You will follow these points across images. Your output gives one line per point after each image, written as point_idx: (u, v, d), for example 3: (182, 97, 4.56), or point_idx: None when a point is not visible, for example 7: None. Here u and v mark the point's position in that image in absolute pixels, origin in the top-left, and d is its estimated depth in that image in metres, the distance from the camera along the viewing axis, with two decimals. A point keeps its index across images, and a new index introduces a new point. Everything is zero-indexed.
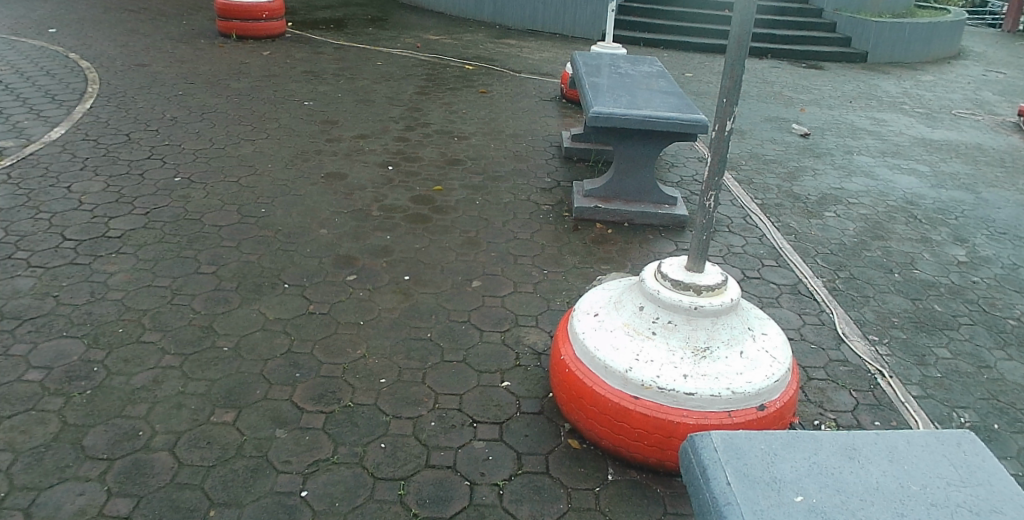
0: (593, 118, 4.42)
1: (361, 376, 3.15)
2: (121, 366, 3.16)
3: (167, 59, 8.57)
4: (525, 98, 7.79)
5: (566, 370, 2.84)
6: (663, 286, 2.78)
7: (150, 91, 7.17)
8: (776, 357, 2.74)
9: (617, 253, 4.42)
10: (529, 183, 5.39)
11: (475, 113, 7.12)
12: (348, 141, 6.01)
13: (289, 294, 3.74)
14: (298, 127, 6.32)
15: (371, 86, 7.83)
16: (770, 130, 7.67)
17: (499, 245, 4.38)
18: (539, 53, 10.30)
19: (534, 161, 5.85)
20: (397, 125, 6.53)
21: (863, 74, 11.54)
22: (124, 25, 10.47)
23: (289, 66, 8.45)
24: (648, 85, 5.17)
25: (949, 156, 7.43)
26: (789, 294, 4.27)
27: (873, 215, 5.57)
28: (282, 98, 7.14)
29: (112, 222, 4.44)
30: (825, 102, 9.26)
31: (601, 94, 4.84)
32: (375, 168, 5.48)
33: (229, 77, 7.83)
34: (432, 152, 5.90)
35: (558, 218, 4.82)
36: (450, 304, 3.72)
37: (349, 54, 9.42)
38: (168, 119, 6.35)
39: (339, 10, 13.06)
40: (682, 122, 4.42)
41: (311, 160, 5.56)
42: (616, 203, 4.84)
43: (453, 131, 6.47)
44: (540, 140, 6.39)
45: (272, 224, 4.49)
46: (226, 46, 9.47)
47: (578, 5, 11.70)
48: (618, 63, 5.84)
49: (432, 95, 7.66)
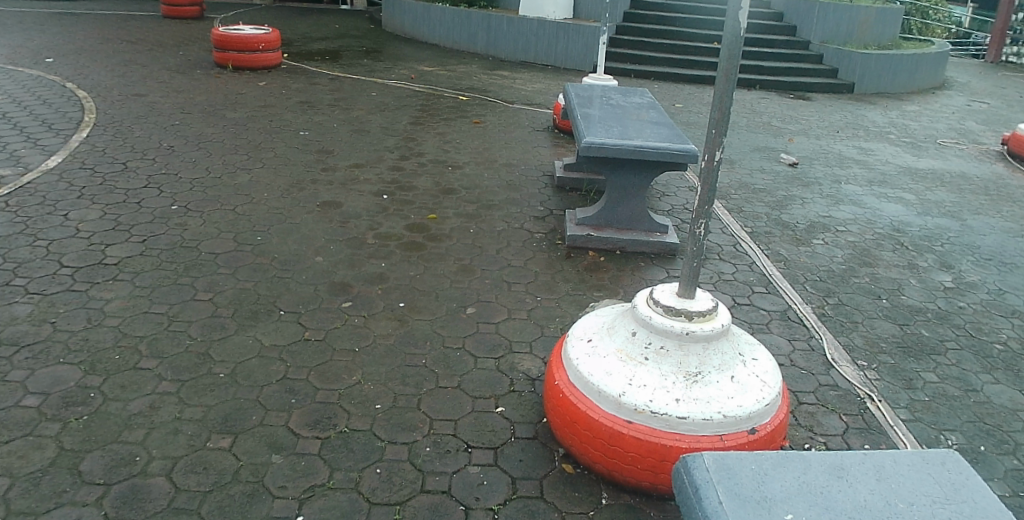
0: (585, 148, 4.51)
1: (356, 402, 3.17)
2: (117, 392, 3.17)
3: (164, 89, 8.67)
4: (518, 129, 7.92)
5: (560, 395, 2.87)
6: (654, 312, 2.83)
7: (147, 120, 7.25)
8: (766, 381, 2.79)
9: (610, 280, 4.48)
10: (523, 211, 5.47)
11: (470, 143, 7.23)
12: (343, 171, 6.08)
13: (285, 321, 3.78)
14: (294, 156, 6.40)
15: (366, 116, 7.94)
16: (759, 159, 7.80)
17: (494, 272, 4.43)
18: (531, 85, 10.49)
19: (527, 190, 5.93)
20: (393, 155, 6.63)
21: (850, 105, 11.78)
22: (121, 56, 10.59)
23: (286, 97, 8.56)
24: (640, 116, 5.29)
25: (934, 184, 7.59)
26: (779, 321, 4.33)
27: (860, 243, 5.67)
28: (278, 128, 7.23)
29: (109, 249, 4.47)
30: (813, 132, 9.44)
31: (593, 125, 4.94)
32: (370, 197, 5.54)
33: (226, 107, 7.93)
34: (427, 181, 5.98)
35: (551, 246, 4.88)
36: (445, 330, 3.76)
37: (344, 85, 9.56)
38: (165, 148, 6.42)
39: (335, 42, 13.27)
40: (672, 152, 4.52)
41: (307, 189, 5.62)
42: (608, 231, 4.91)
43: (447, 161, 6.57)
44: (533, 170, 6.48)
45: (268, 252, 4.54)
46: (222, 76, 9.60)
47: (570, 37, 11.93)
48: (609, 95, 5.96)
49: (427, 125, 7.78)
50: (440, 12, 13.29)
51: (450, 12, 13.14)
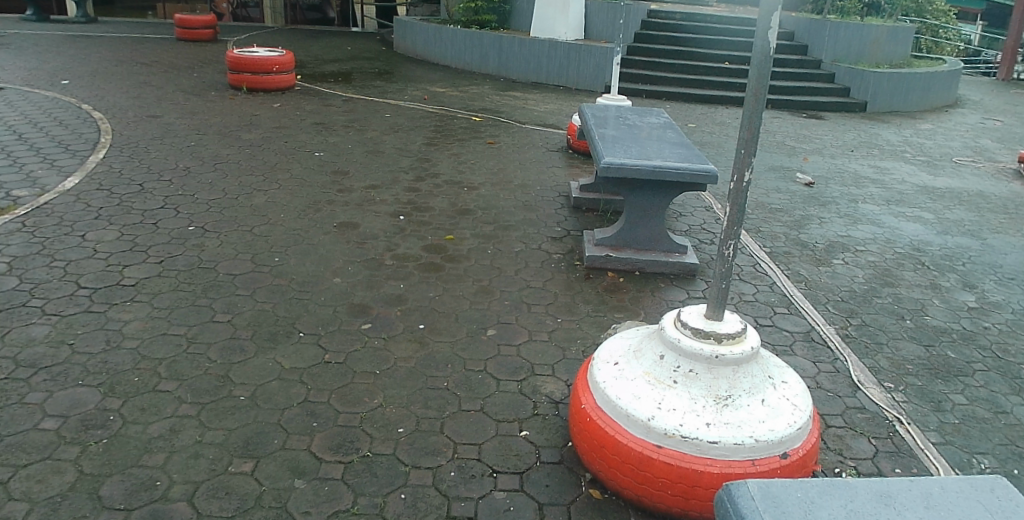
0: (605, 168, 4.51)
1: (378, 425, 3.12)
2: (137, 415, 3.15)
3: (179, 110, 8.74)
4: (532, 150, 7.93)
5: (587, 418, 2.82)
6: (683, 334, 2.79)
7: (162, 141, 7.31)
8: (797, 404, 2.73)
9: (630, 301, 4.44)
10: (540, 232, 5.45)
11: (484, 164, 7.23)
12: (359, 192, 6.08)
13: (305, 343, 3.74)
14: (309, 177, 6.41)
15: (380, 137, 7.97)
16: (775, 179, 7.74)
17: (512, 293, 4.39)
18: (544, 106, 10.53)
19: (543, 211, 5.92)
20: (408, 176, 6.62)
21: (863, 124, 11.76)
22: (135, 78, 10.71)
23: (299, 118, 8.60)
24: (657, 136, 5.30)
25: (953, 203, 7.52)
26: (803, 342, 4.25)
27: (881, 262, 5.61)
28: (293, 149, 7.26)
29: (126, 270, 4.47)
30: (827, 151, 9.40)
31: (611, 146, 4.94)
32: (387, 218, 5.53)
33: (240, 128, 7.99)
34: (443, 202, 5.98)
35: (570, 267, 4.84)
36: (466, 353, 3.71)
37: (357, 106, 9.61)
38: (181, 170, 6.44)
39: (347, 63, 13.39)
40: (692, 173, 4.51)
41: (323, 210, 5.62)
42: (627, 251, 4.87)
43: (462, 182, 6.56)
44: (549, 190, 6.47)
45: (285, 273, 4.52)
46: (236, 97, 9.69)
47: (582, 58, 11.98)
48: (625, 115, 5.95)
49: (441, 146, 7.80)
50: (451, 34, 13.40)
51: (461, 34, 13.25)
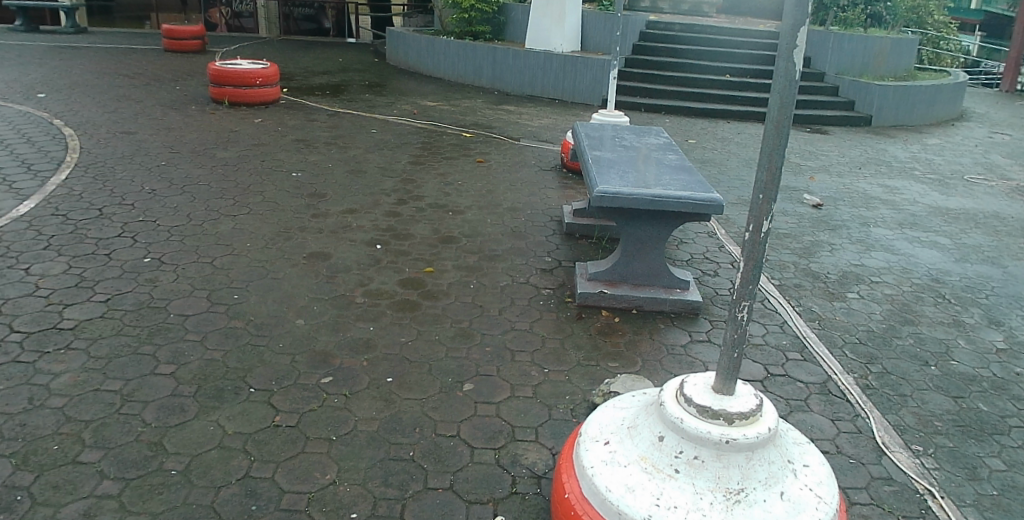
0: (598, 198, 4.08)
1: (328, 509, 2.67)
2: (49, 494, 2.70)
3: (154, 126, 8.33)
4: (524, 169, 7.50)
5: (571, 510, 2.37)
6: (687, 412, 2.34)
7: (131, 160, 6.88)
8: (822, 497, 2.28)
9: (625, 346, 3.98)
10: (529, 263, 5.00)
11: (472, 185, 6.80)
12: (335, 217, 5.64)
13: (254, 402, 3.29)
14: (283, 200, 5.96)
15: (364, 155, 7.54)
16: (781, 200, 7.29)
17: (495, 337, 3.93)
18: (538, 121, 10.12)
19: (534, 238, 5.47)
20: (389, 198, 6.19)
21: (869, 139, 11.34)
22: (115, 91, 10.30)
23: (280, 135, 8.18)
24: (655, 158, 4.87)
25: (969, 226, 7.07)
26: (819, 395, 3.80)
27: (898, 296, 5.16)
28: (269, 168, 6.83)
29: (67, 310, 4.02)
30: (834, 169, 8.97)
31: (606, 170, 4.50)
32: (362, 247, 5.09)
33: (217, 145, 7.57)
34: (425, 228, 5.54)
35: (560, 305, 4.39)
36: (437, 413, 3.26)
37: (343, 121, 9.19)
38: (146, 192, 6.00)
39: (337, 75, 13.00)
40: (695, 203, 4.08)
41: (293, 238, 5.18)
42: (623, 287, 4.42)
43: (447, 205, 6.12)
44: (540, 215, 6.04)
45: (243, 313, 4.07)
46: (217, 112, 9.28)
47: (578, 71, 11.58)
48: (622, 134, 5.51)
49: (427, 165, 7.37)
50: (445, 46, 13.01)
51: (455, 45, 12.86)
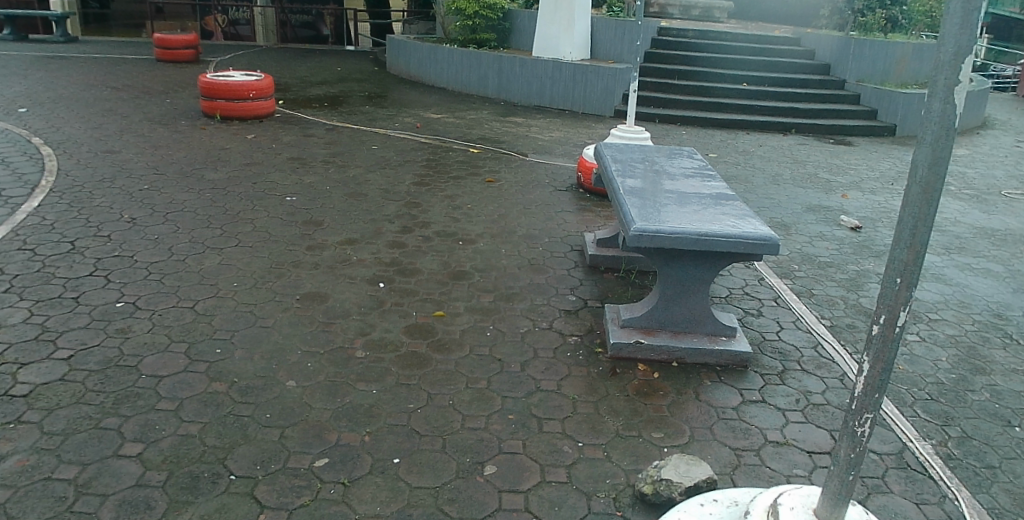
0: (636, 237, 3.54)
1: None
2: None
3: (141, 144, 7.81)
4: (537, 190, 6.97)
5: None
6: None
7: (112, 183, 6.36)
8: None
9: (669, 409, 3.42)
10: (550, 303, 4.46)
11: (483, 208, 6.28)
12: (333, 249, 5.11)
13: (235, 493, 2.74)
14: (276, 230, 5.43)
15: (365, 176, 7.03)
16: (815, 221, 6.75)
17: (517, 401, 3.39)
18: (548, 134, 9.60)
19: (553, 272, 4.94)
20: (393, 226, 5.67)
21: (895, 150, 10.80)
22: (102, 105, 9.80)
23: (275, 153, 7.66)
24: (694, 186, 4.34)
25: (1020, 249, 6.53)
26: (897, 471, 3.25)
27: (962, 337, 4.61)
28: (262, 192, 6.30)
29: (22, 371, 3.48)
30: (865, 185, 8.42)
31: (642, 202, 3.97)
32: (363, 285, 4.56)
33: (206, 165, 7.05)
34: (432, 261, 5.01)
35: (590, 357, 3.84)
36: (454, 506, 2.71)
37: (342, 136, 8.67)
38: (125, 221, 5.48)
39: (336, 86, 12.50)
40: (746, 242, 3.54)
41: (286, 275, 4.65)
42: (661, 336, 3.88)
43: (456, 233, 5.60)
44: (559, 243, 5.51)
45: (226, 373, 3.52)
46: (209, 127, 8.77)
47: (588, 80, 11.06)
48: (653, 157, 4.98)
49: (433, 186, 6.85)
50: (448, 54, 12.53)
51: (459, 54, 12.37)
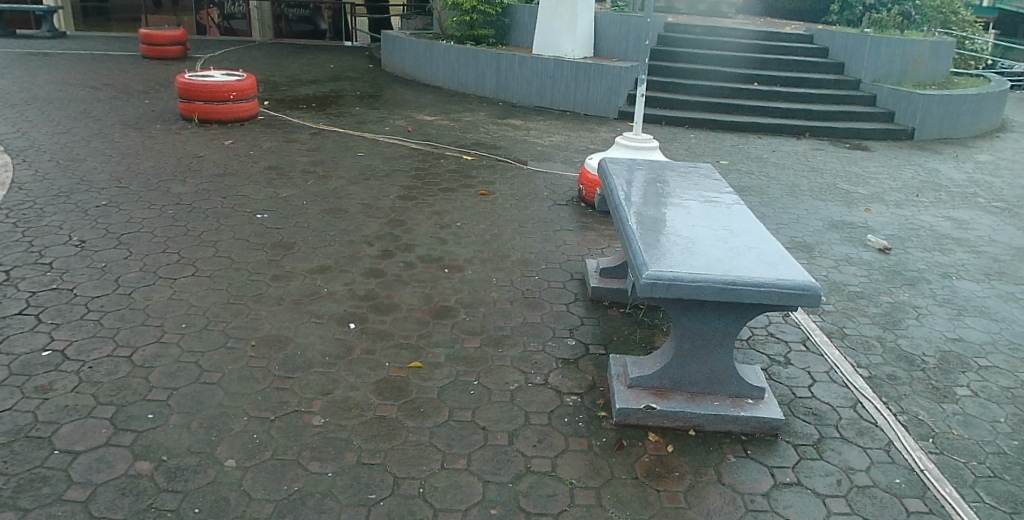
0: (649, 285, 2.92)
1: None
2: None
3: (108, 151, 7.23)
4: (535, 204, 6.37)
5: None
6: None
7: (68, 197, 5.78)
8: None
9: (686, 497, 2.85)
10: (545, 349, 3.86)
11: (474, 227, 5.68)
12: (301, 278, 4.51)
13: None
14: (240, 255, 4.84)
15: (347, 187, 6.43)
16: (839, 241, 6.13)
17: (503, 489, 2.80)
18: (548, 138, 8.98)
19: (551, 307, 4.34)
20: (372, 249, 5.08)
21: (916, 155, 10.15)
22: (75, 106, 9.20)
23: (251, 161, 7.07)
24: (712, 213, 3.74)
25: None
26: None
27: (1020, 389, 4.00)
28: (231, 208, 5.70)
29: None
30: (889, 196, 7.79)
31: (654, 236, 3.33)
32: (330, 326, 3.96)
33: (175, 176, 6.46)
34: (413, 294, 4.41)
35: (591, 424, 3.25)
36: None
37: (327, 142, 8.07)
38: (73, 244, 4.89)
39: (327, 84, 11.88)
40: (780, 291, 2.95)
41: (245, 314, 4.06)
42: (677, 399, 3.30)
43: (442, 258, 5.00)
44: (557, 270, 4.91)
45: (155, 448, 2.94)
46: (184, 131, 8.18)
47: (591, 80, 10.44)
48: (663, 177, 4.36)
49: (421, 199, 6.25)
50: (443, 51, 11.91)
51: (454, 50, 11.75)
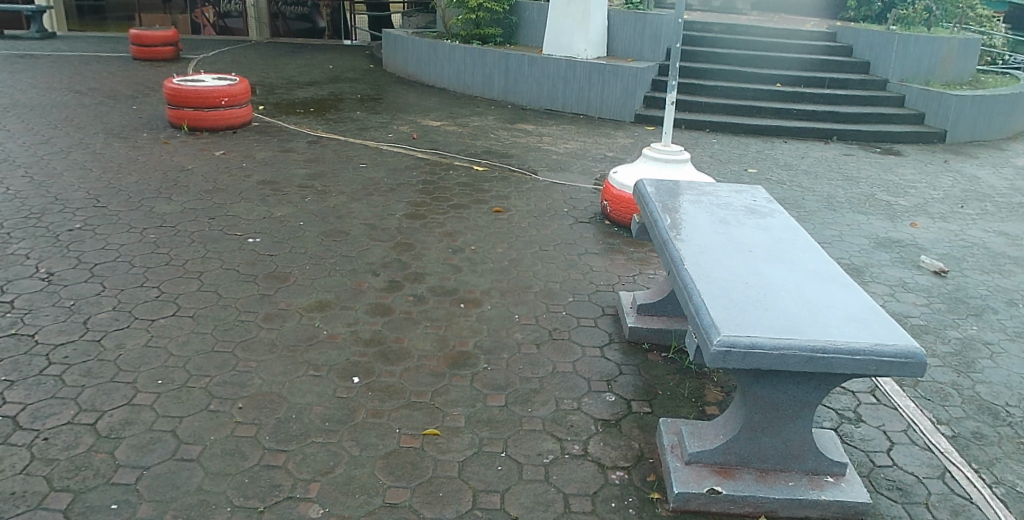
0: (721, 353, 2.37)
1: None
2: None
3: (91, 164, 6.70)
4: (554, 222, 5.82)
5: None
6: None
7: (40, 220, 5.25)
8: None
9: None
10: (580, 407, 3.32)
11: (490, 250, 5.14)
12: (297, 319, 3.97)
13: None
14: (228, 289, 4.30)
15: (349, 204, 5.90)
16: (889, 263, 5.57)
17: None
18: (562, 145, 8.43)
19: (583, 352, 3.80)
20: (377, 279, 4.54)
21: (952, 160, 9.57)
22: (59, 114, 8.68)
23: (245, 174, 6.53)
24: (775, 249, 3.19)
25: None
26: None
27: None
28: (220, 231, 5.17)
29: None
30: (933, 208, 7.23)
31: (718, 283, 2.78)
32: (330, 380, 3.42)
33: (160, 193, 5.93)
34: (424, 336, 3.87)
35: (643, 510, 2.71)
36: None
37: (326, 151, 7.53)
38: (40, 277, 4.36)
39: (326, 87, 11.34)
40: (881, 360, 2.39)
41: (231, 365, 3.52)
42: (744, 481, 2.75)
43: (456, 290, 4.46)
44: (586, 304, 4.37)
45: None
46: (173, 141, 7.65)
47: (606, 81, 9.87)
48: (711, 204, 3.81)
49: (430, 218, 5.71)
50: (449, 51, 11.36)
51: (460, 51, 11.19)
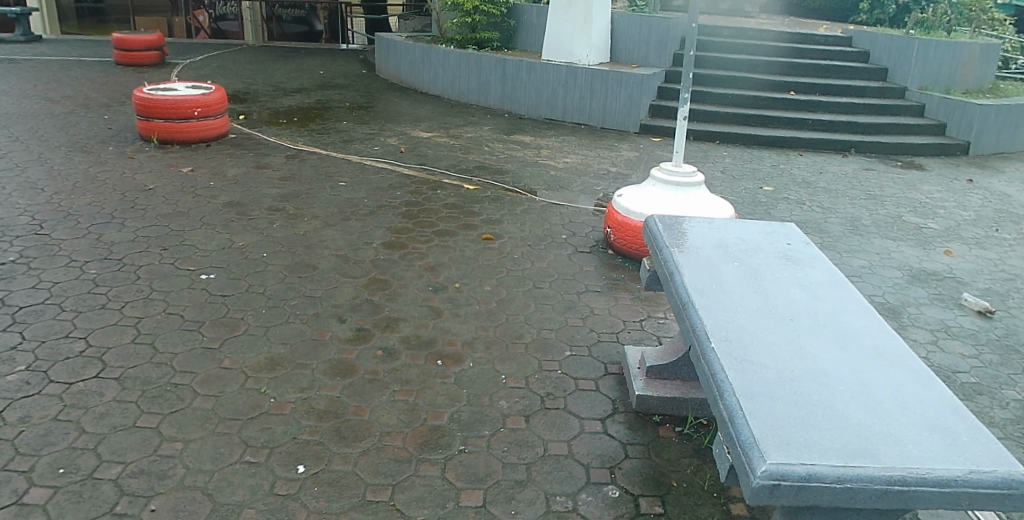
0: (765, 487, 1.76)
1: None
2: None
3: (43, 182, 6.11)
4: (551, 252, 5.20)
5: None
6: None
7: None
8: None
9: None
10: (576, 508, 2.70)
11: (476, 288, 4.53)
12: (241, 382, 3.36)
13: None
14: (167, 341, 3.69)
15: (322, 231, 5.29)
16: (927, 301, 4.94)
17: None
18: (562, 160, 7.81)
19: (580, 427, 3.17)
20: (342, 327, 3.92)
21: (980, 175, 8.91)
22: (23, 124, 8.10)
23: (211, 195, 5.94)
24: (820, 316, 2.57)
25: None
26: None
27: None
28: (171, 265, 4.56)
29: None
30: (967, 232, 6.59)
31: (756, 373, 2.16)
32: (270, 469, 2.81)
33: (112, 218, 5.33)
34: (390, 404, 3.26)
35: None
36: None
37: (305, 167, 6.93)
38: None
39: (314, 94, 10.74)
40: (976, 492, 1.77)
41: (153, 447, 2.91)
42: None
43: (433, 340, 3.85)
44: (585, 360, 3.74)
45: None
46: (139, 155, 7.05)
47: (609, 89, 9.24)
48: (734, 248, 3.18)
49: (411, 247, 5.10)
50: (443, 56, 10.74)
51: (455, 55, 10.57)
